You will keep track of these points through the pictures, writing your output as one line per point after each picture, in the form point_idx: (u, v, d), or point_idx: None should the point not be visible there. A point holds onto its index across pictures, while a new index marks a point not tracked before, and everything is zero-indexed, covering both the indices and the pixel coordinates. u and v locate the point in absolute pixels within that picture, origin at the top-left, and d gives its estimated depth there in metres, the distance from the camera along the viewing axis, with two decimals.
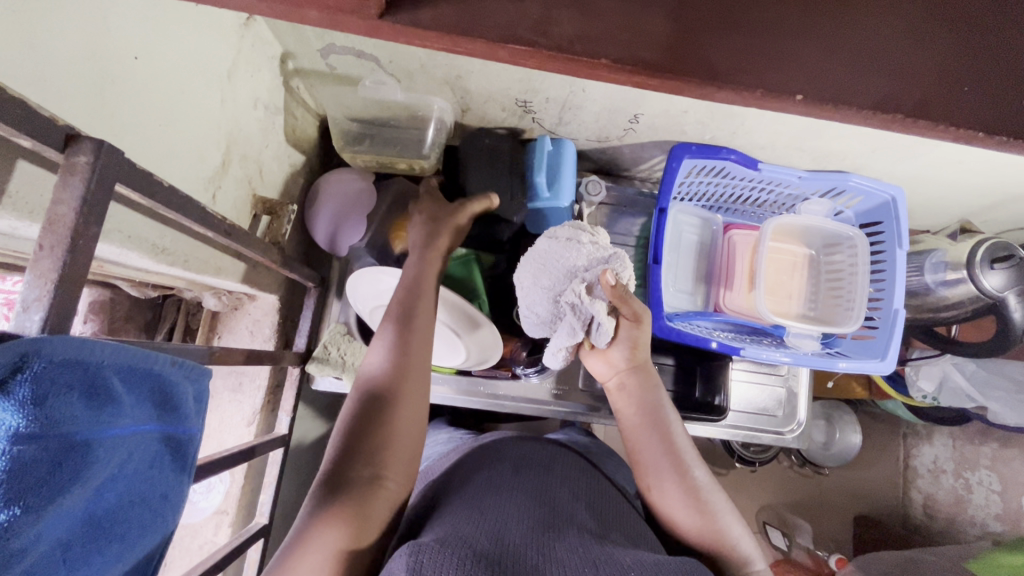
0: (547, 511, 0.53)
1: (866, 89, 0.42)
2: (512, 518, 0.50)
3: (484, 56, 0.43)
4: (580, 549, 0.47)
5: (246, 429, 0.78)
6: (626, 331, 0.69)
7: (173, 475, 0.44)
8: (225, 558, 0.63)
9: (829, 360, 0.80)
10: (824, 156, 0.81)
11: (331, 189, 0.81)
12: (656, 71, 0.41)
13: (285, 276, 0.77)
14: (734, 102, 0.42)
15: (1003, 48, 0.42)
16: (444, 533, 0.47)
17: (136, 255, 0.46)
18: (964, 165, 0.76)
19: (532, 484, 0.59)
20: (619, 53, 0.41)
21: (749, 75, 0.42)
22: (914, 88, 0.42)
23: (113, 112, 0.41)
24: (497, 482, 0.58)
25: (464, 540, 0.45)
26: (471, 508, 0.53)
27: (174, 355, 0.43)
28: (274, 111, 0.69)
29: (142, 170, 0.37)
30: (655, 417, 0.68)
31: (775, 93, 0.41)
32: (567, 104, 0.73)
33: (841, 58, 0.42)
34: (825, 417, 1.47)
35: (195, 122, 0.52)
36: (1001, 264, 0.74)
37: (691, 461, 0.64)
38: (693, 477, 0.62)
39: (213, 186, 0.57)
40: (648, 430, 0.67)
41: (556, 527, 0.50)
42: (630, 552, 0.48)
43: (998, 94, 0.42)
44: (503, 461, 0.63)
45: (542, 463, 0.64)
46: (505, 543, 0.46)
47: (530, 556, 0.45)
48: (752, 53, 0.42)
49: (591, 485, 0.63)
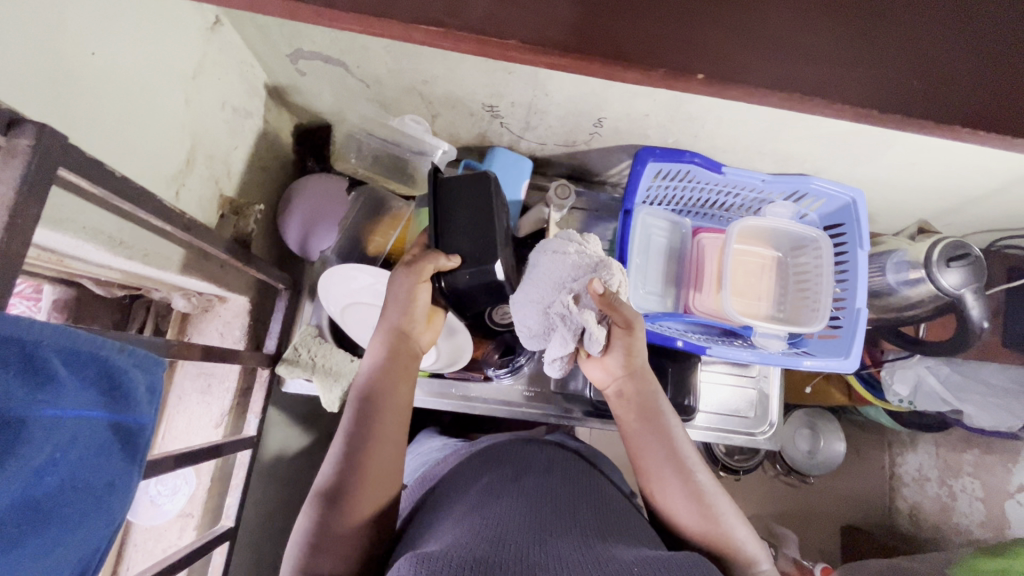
0: (548, 512, 0.57)
1: (768, 81, 0.47)
2: (514, 525, 0.53)
3: (401, 38, 0.47)
4: (580, 549, 0.50)
5: (213, 430, 0.77)
6: (620, 340, 0.69)
7: (122, 464, 0.44)
8: (182, 559, 0.62)
9: (794, 359, 0.82)
10: (785, 159, 0.83)
11: (302, 194, 0.83)
12: (563, 50, 0.47)
13: (255, 278, 0.78)
14: (642, 82, 0.48)
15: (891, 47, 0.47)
16: (454, 541, 0.50)
17: (93, 247, 0.47)
18: (918, 167, 0.79)
19: (534, 486, 0.63)
20: (528, 35, 0.46)
21: (654, 56, 0.47)
22: (809, 81, 0.47)
23: (72, 107, 0.42)
24: (499, 487, 0.62)
25: (471, 547, 0.48)
26: (475, 514, 0.56)
27: (123, 343, 0.44)
28: (244, 115, 0.70)
29: (89, 156, 0.38)
30: (659, 423, 0.68)
31: (678, 74, 0.47)
32: (532, 108, 0.75)
33: (748, 50, 0.47)
34: (811, 426, 1.45)
35: (158, 120, 0.53)
36: (957, 263, 0.76)
37: (693, 464, 0.64)
38: (695, 480, 0.63)
39: (177, 183, 0.58)
40: (651, 435, 0.67)
41: (554, 528, 0.54)
42: (631, 549, 0.53)
43: (885, 86, 0.47)
44: (504, 465, 0.67)
45: (541, 466, 0.68)
46: (507, 546, 0.49)
47: (533, 555, 0.49)
48: (660, 38, 0.47)
49: (592, 484, 0.68)
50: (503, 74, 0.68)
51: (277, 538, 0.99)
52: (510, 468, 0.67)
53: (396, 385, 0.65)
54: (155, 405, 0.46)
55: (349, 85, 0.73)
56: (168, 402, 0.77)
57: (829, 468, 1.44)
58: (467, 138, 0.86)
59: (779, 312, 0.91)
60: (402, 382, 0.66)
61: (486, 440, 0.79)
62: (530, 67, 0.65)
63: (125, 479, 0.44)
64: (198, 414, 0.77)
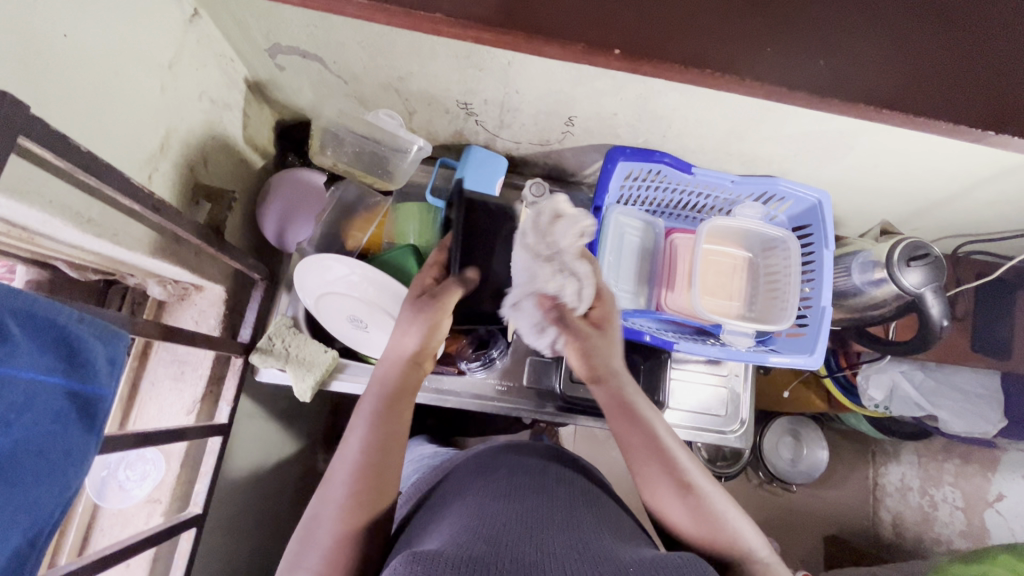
0: (544, 513, 0.58)
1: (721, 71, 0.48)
2: (510, 525, 0.54)
3: (339, 12, 0.47)
4: (574, 547, 0.51)
5: (185, 417, 0.78)
6: (582, 334, 0.69)
7: (79, 433, 0.45)
8: (144, 540, 0.63)
9: (761, 355, 0.83)
10: (753, 160, 0.85)
11: (279, 187, 0.84)
12: (490, 26, 0.46)
13: (230, 268, 0.79)
14: (561, 55, 0.48)
15: (840, 35, 0.48)
16: (449, 541, 0.50)
17: (60, 223, 0.48)
18: (880, 169, 0.81)
19: (531, 490, 0.63)
20: (454, 8, 0.46)
21: (599, 32, 0.47)
22: (765, 77, 0.48)
23: (45, 86, 0.44)
24: (497, 493, 0.62)
25: (468, 546, 0.48)
26: (470, 516, 0.56)
27: (82, 313, 0.45)
28: (221, 106, 0.73)
29: (50, 129, 0.39)
30: (646, 428, 0.62)
31: (596, 47, 0.47)
32: (504, 106, 0.77)
33: (696, 35, 0.48)
34: (794, 434, 1.37)
35: (131, 104, 0.55)
36: (917, 263, 0.78)
37: (693, 471, 0.59)
38: (700, 486, 0.58)
39: (149, 167, 0.60)
40: (642, 444, 0.61)
41: (548, 528, 0.55)
42: (626, 549, 0.53)
43: (838, 77, 0.48)
44: (498, 470, 0.68)
45: (535, 468, 0.69)
46: (504, 546, 0.50)
47: (529, 553, 0.49)
48: (605, 18, 0.47)
49: (586, 489, 0.68)
50: (473, 71, 0.70)
51: (249, 532, 0.99)
52: (505, 474, 0.67)
53: (401, 403, 0.65)
54: (116, 377, 0.48)
55: (326, 79, 0.76)
56: (141, 388, 0.78)
57: (813, 479, 1.36)
58: (444, 135, 0.88)
59: (750, 312, 0.92)
60: (406, 407, 0.65)
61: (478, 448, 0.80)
62: (499, 65, 0.67)
63: (81, 448, 0.45)
64: (170, 400, 0.78)
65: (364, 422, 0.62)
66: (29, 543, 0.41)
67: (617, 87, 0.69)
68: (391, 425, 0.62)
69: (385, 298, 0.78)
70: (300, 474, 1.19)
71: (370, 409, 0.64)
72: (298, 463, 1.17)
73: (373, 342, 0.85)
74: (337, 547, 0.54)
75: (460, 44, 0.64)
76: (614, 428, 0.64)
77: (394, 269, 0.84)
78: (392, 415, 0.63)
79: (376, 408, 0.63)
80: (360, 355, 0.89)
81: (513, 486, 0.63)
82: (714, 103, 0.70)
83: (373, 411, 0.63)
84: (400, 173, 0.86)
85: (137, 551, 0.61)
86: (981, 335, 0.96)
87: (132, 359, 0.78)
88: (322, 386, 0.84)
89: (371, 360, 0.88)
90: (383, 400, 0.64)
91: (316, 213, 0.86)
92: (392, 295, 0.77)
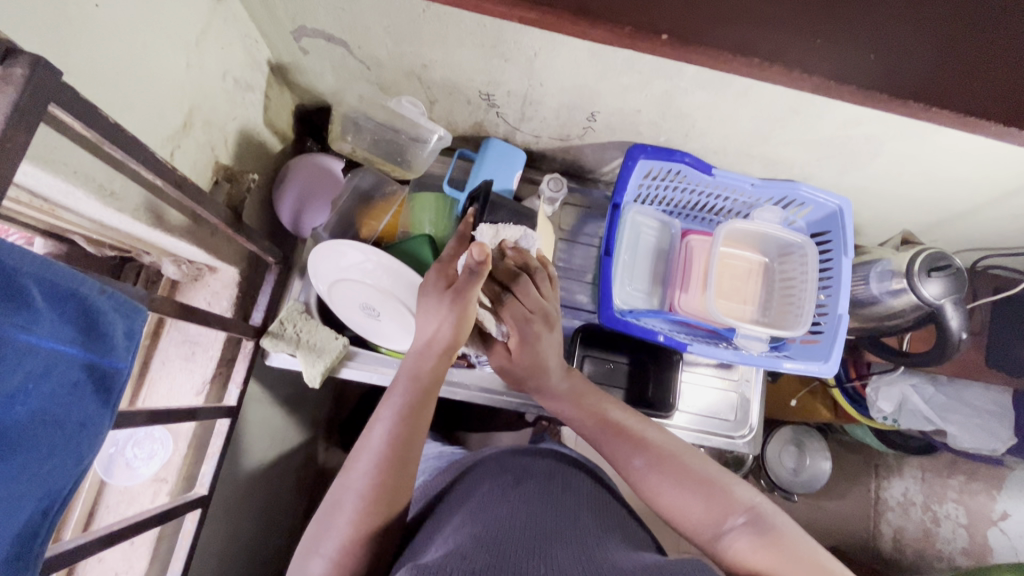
0: (551, 522, 0.58)
1: (759, 61, 0.48)
2: (514, 531, 0.55)
3: None
4: (581, 557, 0.52)
5: (194, 397, 0.78)
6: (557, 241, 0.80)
7: (95, 406, 0.44)
8: (150, 518, 0.63)
9: (775, 361, 0.83)
10: (774, 164, 0.84)
11: (299, 172, 0.84)
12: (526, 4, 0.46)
13: (246, 250, 0.79)
14: (599, 38, 0.47)
15: (869, 31, 0.49)
16: (453, 548, 0.51)
17: (83, 194, 0.48)
18: (904, 178, 0.79)
19: (535, 493, 0.64)
20: None
21: (637, 13, 0.47)
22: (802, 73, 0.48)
23: (76, 54, 0.43)
24: (502, 495, 0.63)
25: (469, 555, 0.49)
26: (476, 519, 0.58)
27: (104, 285, 0.44)
28: (244, 87, 0.72)
29: (82, 98, 0.39)
30: (615, 425, 0.70)
31: (640, 31, 0.47)
32: (527, 98, 0.77)
33: (733, 24, 0.48)
34: (797, 443, 1.34)
35: (157, 80, 0.55)
36: (938, 273, 0.77)
37: (675, 449, 0.66)
38: (682, 459, 0.64)
39: (172, 144, 0.59)
40: (622, 445, 0.68)
41: (554, 537, 0.55)
42: (631, 556, 0.53)
43: (874, 72, 0.49)
44: (504, 473, 0.69)
45: (542, 474, 0.70)
46: (508, 557, 0.50)
47: (533, 565, 0.49)
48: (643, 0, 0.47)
49: (594, 497, 0.68)
50: (499, 61, 0.69)
51: (248, 516, 0.98)
52: (510, 476, 0.68)
53: (425, 399, 0.66)
54: (132, 352, 0.47)
55: (349, 64, 0.75)
56: (151, 367, 0.78)
57: (813, 490, 1.33)
58: (464, 126, 0.88)
59: (764, 317, 0.92)
60: (429, 405, 0.66)
61: (489, 450, 0.80)
62: (526, 55, 0.67)
63: (96, 421, 0.45)
64: (180, 381, 0.78)
65: (392, 414, 0.63)
66: (42, 513, 0.41)
67: (643, 83, 0.68)
68: (416, 419, 0.63)
69: (400, 287, 0.77)
70: (300, 461, 1.18)
71: (396, 401, 0.64)
72: (299, 449, 1.17)
73: (384, 330, 0.85)
74: (354, 537, 0.55)
75: (487, 33, 0.63)
76: (594, 444, 0.71)
77: (407, 257, 0.83)
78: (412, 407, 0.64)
79: (404, 403, 0.64)
80: (371, 344, 0.89)
81: (519, 491, 0.64)
82: (741, 103, 0.69)
83: (401, 405, 0.64)
84: (418, 163, 0.86)
85: (144, 528, 0.61)
86: (997, 351, 0.94)
87: (144, 338, 0.77)
88: (331, 373, 0.83)
89: (382, 349, 0.88)
90: (411, 394, 0.65)
91: (331, 198, 0.86)
92: (407, 286, 0.77)
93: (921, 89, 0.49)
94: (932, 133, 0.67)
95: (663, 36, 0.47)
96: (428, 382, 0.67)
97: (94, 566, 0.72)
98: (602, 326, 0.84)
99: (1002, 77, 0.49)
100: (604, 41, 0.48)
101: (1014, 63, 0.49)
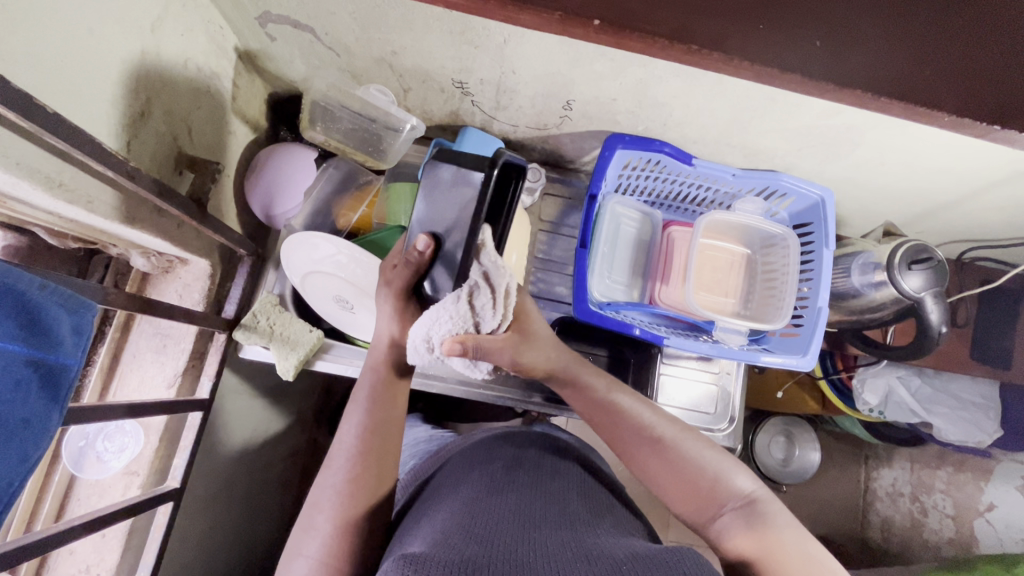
0: (539, 510, 0.57)
1: (706, 45, 0.46)
2: (503, 522, 0.53)
3: None
4: (569, 545, 0.50)
5: (166, 389, 0.77)
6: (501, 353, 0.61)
7: (42, 402, 0.44)
8: (113, 512, 0.62)
9: (754, 355, 0.81)
10: (755, 154, 0.83)
11: (264, 165, 0.83)
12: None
13: (216, 242, 0.78)
14: (539, 24, 0.46)
15: (831, 10, 0.47)
16: (441, 540, 0.50)
17: (28, 186, 0.47)
18: (886, 168, 0.78)
19: (526, 482, 0.63)
20: None
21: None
22: (753, 54, 0.46)
23: (15, 45, 0.42)
24: (491, 483, 0.61)
25: (456, 546, 0.48)
26: (467, 508, 0.56)
27: (46, 281, 0.45)
28: (209, 75, 0.71)
29: (15, 89, 0.39)
30: (615, 409, 0.65)
31: (571, 15, 0.45)
32: (500, 86, 0.75)
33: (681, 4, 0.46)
34: (786, 434, 1.34)
35: (110, 68, 0.54)
36: (919, 266, 0.76)
37: (672, 436, 0.62)
38: (679, 445, 0.61)
39: (128, 134, 0.58)
40: (621, 429, 0.64)
41: (543, 524, 0.54)
42: (621, 543, 0.52)
43: (833, 54, 0.47)
44: (494, 460, 0.67)
45: (529, 459, 0.68)
46: (496, 546, 0.49)
47: (522, 553, 0.48)
48: None
49: (580, 481, 0.67)
50: (469, 48, 0.67)
51: (231, 507, 0.98)
52: (499, 463, 0.66)
53: (395, 390, 0.63)
54: (82, 347, 0.47)
55: (319, 52, 0.74)
56: (121, 360, 0.77)
57: (802, 479, 1.33)
58: (440, 115, 0.86)
59: (746, 310, 0.90)
60: (400, 392, 0.64)
61: (477, 434, 0.77)
62: (495, 42, 0.65)
63: (43, 418, 0.44)
64: (151, 373, 0.77)
65: (359, 408, 0.61)
66: None
67: (616, 71, 0.66)
68: (386, 409, 0.61)
69: (371, 279, 0.76)
70: (289, 452, 1.18)
71: (362, 392, 0.62)
72: (285, 440, 1.16)
73: (360, 323, 0.83)
74: (336, 532, 0.53)
75: (453, 19, 0.61)
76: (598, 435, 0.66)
77: (378, 247, 0.82)
78: (376, 399, 0.62)
79: (367, 395, 0.62)
80: (348, 336, 0.88)
81: (510, 479, 0.62)
82: (718, 91, 0.67)
83: (366, 396, 0.62)
84: (393, 152, 0.85)
85: (106, 523, 0.61)
86: (981, 342, 0.93)
87: (113, 330, 0.76)
88: (306, 365, 0.83)
89: (359, 342, 0.87)
90: (374, 383, 0.63)
91: (305, 188, 0.84)
92: (378, 278, 0.75)
93: (887, 75, 0.47)
94: (913, 123, 0.65)
95: (597, 20, 0.45)
96: (393, 373, 0.64)
97: (65, 559, 0.71)
98: (577, 320, 0.83)
99: (972, 60, 0.47)
100: (541, 25, 0.46)
101: (984, 47, 0.47)
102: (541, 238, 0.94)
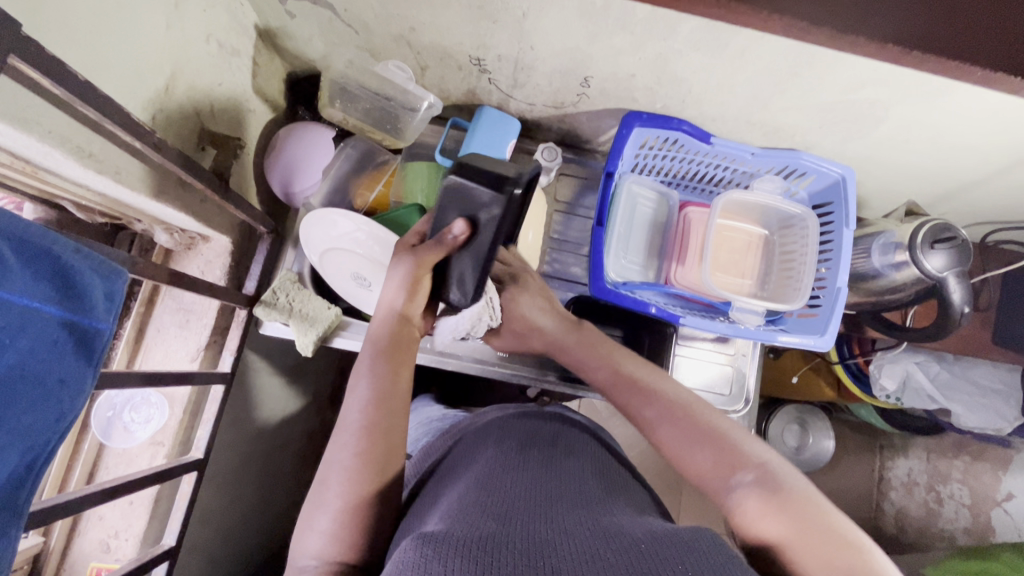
0: (555, 489, 0.57)
1: (727, 8, 0.45)
2: (519, 501, 0.54)
3: None
4: (586, 523, 0.51)
5: (189, 363, 0.79)
6: None
7: (76, 363, 0.45)
8: (141, 477, 0.64)
9: (770, 334, 0.81)
10: (775, 132, 0.81)
11: (283, 142, 0.84)
12: None
13: (237, 219, 0.79)
14: None
15: None
16: (458, 518, 0.50)
17: (60, 155, 0.48)
18: (910, 145, 0.76)
19: (541, 461, 0.63)
20: None
21: None
22: (775, 13, 0.45)
23: (48, 16, 0.43)
24: (506, 462, 0.62)
25: (474, 525, 0.48)
26: (481, 488, 0.56)
27: (80, 246, 0.46)
28: (229, 52, 0.72)
29: (50, 56, 0.39)
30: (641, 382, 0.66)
31: None
32: (518, 63, 0.75)
33: None
34: (800, 421, 1.33)
35: (136, 42, 0.55)
36: (942, 245, 0.75)
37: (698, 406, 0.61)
38: (701, 415, 0.60)
39: (153, 108, 0.59)
40: (649, 397, 0.63)
41: (559, 503, 0.54)
42: (637, 521, 0.53)
43: (857, 17, 0.46)
44: (508, 439, 0.67)
45: (544, 439, 0.68)
46: (514, 524, 0.49)
47: (539, 531, 0.48)
48: None
49: (596, 459, 0.67)
50: (488, 23, 0.67)
51: (249, 482, 1.00)
52: (515, 442, 0.66)
53: (398, 361, 0.63)
54: (112, 314, 0.49)
55: (337, 29, 0.74)
56: (146, 333, 0.78)
57: (816, 468, 1.32)
58: (456, 93, 0.86)
59: (763, 291, 0.90)
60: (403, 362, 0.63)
61: (489, 414, 0.77)
62: (514, 16, 0.65)
63: (77, 378, 0.45)
64: (175, 347, 0.78)
65: (362, 376, 0.61)
66: (26, 466, 0.42)
67: (636, 45, 0.66)
68: (389, 375, 0.61)
69: (388, 257, 0.76)
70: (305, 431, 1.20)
71: (365, 361, 0.63)
72: (302, 420, 1.18)
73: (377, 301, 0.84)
74: (348, 509, 0.54)
75: None
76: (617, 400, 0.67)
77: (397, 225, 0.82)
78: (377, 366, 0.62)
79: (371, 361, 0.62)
80: (364, 314, 0.89)
81: (525, 459, 0.62)
82: (740, 65, 0.66)
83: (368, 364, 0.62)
84: (411, 131, 0.85)
85: (133, 488, 0.62)
86: (1003, 326, 0.91)
87: (138, 305, 0.78)
88: (324, 342, 0.84)
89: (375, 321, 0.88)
90: (378, 351, 0.63)
91: (323, 166, 0.85)
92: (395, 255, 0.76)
93: (916, 39, 0.46)
94: (939, 96, 0.64)
95: None
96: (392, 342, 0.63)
97: (95, 524, 0.74)
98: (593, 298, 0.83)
99: (1002, 27, 0.46)
100: None
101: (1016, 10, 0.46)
102: (557, 218, 0.94)
